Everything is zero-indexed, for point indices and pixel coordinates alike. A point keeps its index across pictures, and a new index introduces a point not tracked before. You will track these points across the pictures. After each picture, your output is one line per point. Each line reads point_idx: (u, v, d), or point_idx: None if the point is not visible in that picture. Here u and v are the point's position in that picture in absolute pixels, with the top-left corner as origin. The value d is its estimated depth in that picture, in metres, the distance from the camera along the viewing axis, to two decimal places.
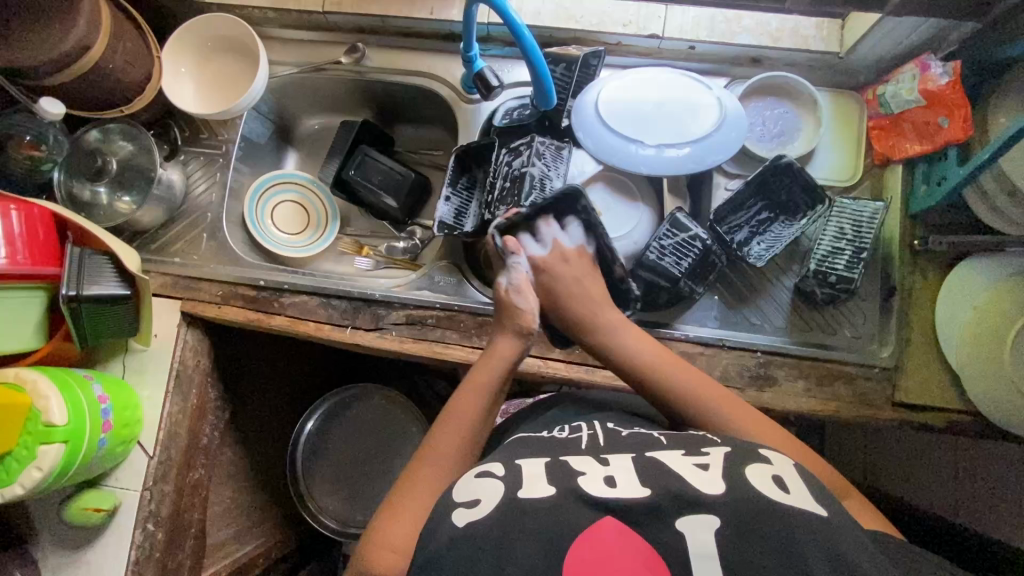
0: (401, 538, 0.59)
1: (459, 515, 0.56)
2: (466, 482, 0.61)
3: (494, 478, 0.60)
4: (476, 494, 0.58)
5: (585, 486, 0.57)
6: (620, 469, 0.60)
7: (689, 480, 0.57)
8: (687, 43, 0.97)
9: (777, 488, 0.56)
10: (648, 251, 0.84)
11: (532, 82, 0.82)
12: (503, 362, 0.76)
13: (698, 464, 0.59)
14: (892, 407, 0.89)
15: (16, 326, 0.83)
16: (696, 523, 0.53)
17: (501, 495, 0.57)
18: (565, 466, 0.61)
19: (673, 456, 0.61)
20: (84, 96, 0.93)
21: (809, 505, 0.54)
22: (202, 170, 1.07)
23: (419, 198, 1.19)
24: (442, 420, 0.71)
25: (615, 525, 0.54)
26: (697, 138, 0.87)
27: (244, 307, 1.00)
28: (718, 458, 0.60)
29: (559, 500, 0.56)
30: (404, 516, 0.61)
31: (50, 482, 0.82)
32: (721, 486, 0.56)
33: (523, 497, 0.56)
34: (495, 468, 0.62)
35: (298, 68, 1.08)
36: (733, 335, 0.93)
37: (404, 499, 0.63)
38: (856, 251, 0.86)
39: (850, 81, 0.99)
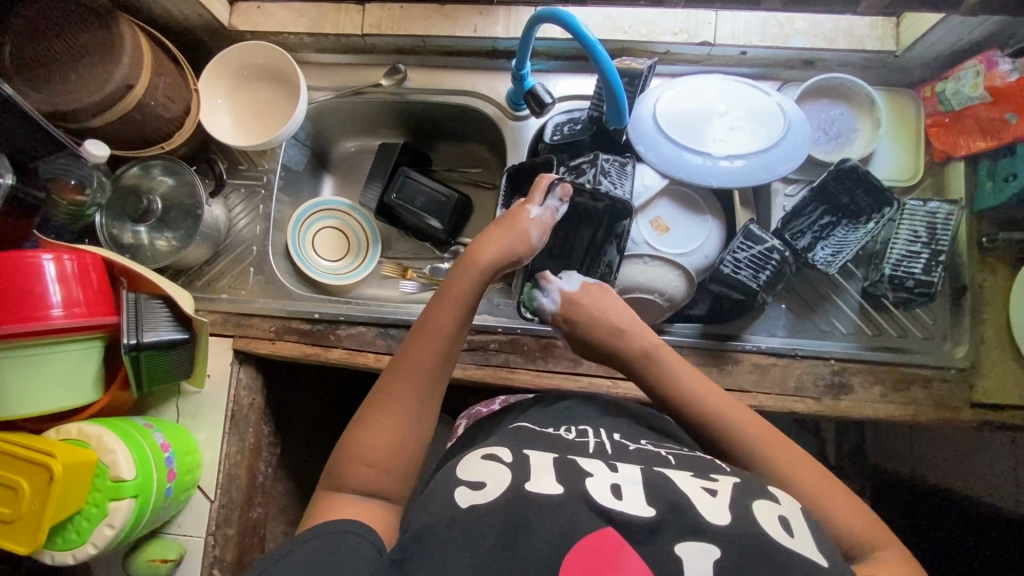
0: (376, 454, 0.60)
1: (462, 497, 0.54)
2: (471, 463, 0.59)
3: (500, 466, 0.58)
4: (482, 477, 0.56)
5: (592, 490, 0.55)
6: (629, 475, 0.57)
7: (697, 505, 0.53)
8: (738, 49, 0.95)
9: (783, 530, 0.52)
10: (722, 265, 0.82)
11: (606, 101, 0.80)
12: (481, 273, 0.69)
13: (707, 488, 0.56)
14: (970, 408, 0.88)
15: (76, 380, 0.80)
16: (698, 547, 0.49)
17: (507, 484, 0.55)
18: (573, 465, 0.59)
19: (682, 476, 0.58)
20: (126, 136, 0.90)
21: (814, 554, 0.50)
22: (243, 203, 1.04)
23: (462, 217, 1.16)
24: (419, 331, 0.66)
25: (617, 536, 0.51)
26: (765, 146, 0.85)
27: (299, 342, 0.97)
28: (728, 486, 0.57)
29: (567, 499, 0.53)
30: (376, 433, 0.61)
31: (122, 538, 0.79)
32: (729, 516, 0.52)
33: (531, 491, 0.54)
34: (502, 454, 0.61)
35: (335, 93, 1.05)
36: (804, 343, 0.92)
37: (380, 414, 0.62)
38: (934, 254, 0.84)
39: (903, 80, 0.98)
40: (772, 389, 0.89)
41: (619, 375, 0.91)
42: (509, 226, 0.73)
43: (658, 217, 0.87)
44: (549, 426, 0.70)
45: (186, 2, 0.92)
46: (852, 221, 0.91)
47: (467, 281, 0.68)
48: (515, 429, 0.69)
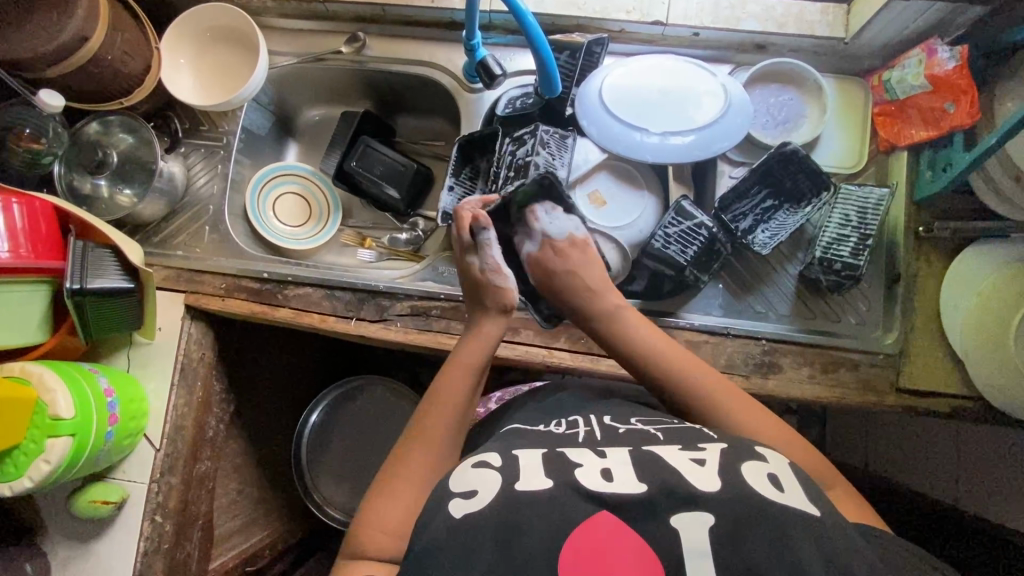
0: (397, 518, 0.59)
1: (456, 506, 0.55)
2: (463, 471, 0.60)
3: (489, 469, 0.59)
4: (474, 485, 0.57)
5: (582, 480, 0.56)
6: (616, 460, 0.59)
7: (687, 477, 0.55)
8: (690, 30, 0.96)
9: (772, 486, 0.55)
10: (652, 240, 0.84)
11: (538, 69, 0.82)
12: (487, 346, 0.76)
13: (695, 459, 0.58)
14: (896, 393, 0.90)
15: (20, 321, 0.83)
16: (691, 520, 0.52)
17: (498, 487, 0.56)
18: (562, 458, 0.60)
19: (670, 451, 0.60)
20: (83, 88, 0.92)
21: (803, 504, 0.53)
22: (203, 162, 1.06)
23: (421, 189, 1.18)
24: (431, 399, 0.70)
25: (612, 518, 0.53)
26: (703, 126, 0.86)
27: (248, 300, 1.00)
28: (715, 454, 0.58)
29: (557, 491, 0.55)
30: (395, 499, 0.61)
31: (59, 475, 0.82)
32: (718, 482, 0.55)
33: (521, 489, 0.55)
34: (493, 458, 0.61)
35: (297, 58, 1.07)
36: (738, 323, 0.93)
37: (394, 482, 0.62)
38: (862, 238, 0.86)
39: (854, 68, 0.98)
40: None
41: (555, 345, 0.93)
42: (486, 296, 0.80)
43: (595, 191, 0.89)
44: (540, 423, 0.72)
45: None
46: (793, 207, 0.92)
47: (479, 349, 0.75)
48: (509, 432, 0.71)
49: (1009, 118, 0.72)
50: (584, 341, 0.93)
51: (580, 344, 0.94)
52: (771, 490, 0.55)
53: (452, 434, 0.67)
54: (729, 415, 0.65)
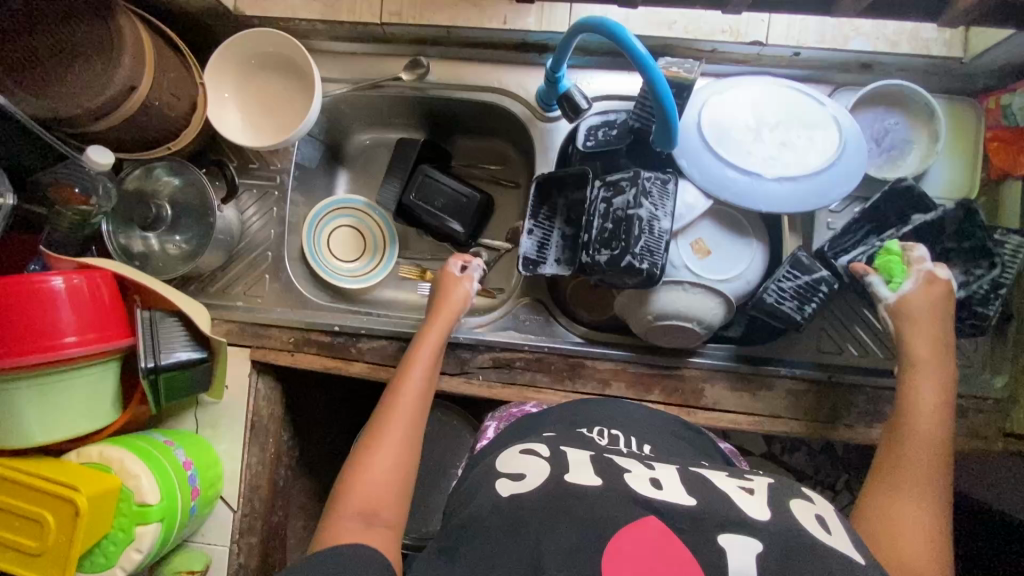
0: (382, 491, 0.62)
1: (502, 487, 0.58)
2: (511, 458, 0.62)
3: (538, 458, 0.61)
4: (522, 469, 0.59)
5: (630, 482, 0.56)
6: (667, 474, 0.59)
7: (736, 502, 0.53)
8: (791, 50, 0.88)
9: (819, 526, 0.52)
10: (764, 294, 0.78)
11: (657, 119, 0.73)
12: (441, 329, 0.82)
13: (743, 487, 0.57)
14: (1004, 438, 0.87)
15: (94, 404, 0.77)
16: (736, 540, 0.49)
17: (547, 475, 0.58)
18: (612, 462, 0.60)
19: (719, 476, 0.59)
20: (128, 138, 0.83)
21: (847, 548, 0.50)
22: (256, 205, 0.99)
23: (485, 218, 1.10)
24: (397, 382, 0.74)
25: (659, 524, 0.51)
26: (821, 168, 0.79)
27: (318, 355, 0.94)
28: (762, 485, 0.57)
29: (607, 490, 0.54)
30: (377, 469, 0.64)
31: (150, 559, 0.79)
32: (768, 511, 0.53)
33: (571, 481, 0.56)
34: (539, 448, 0.63)
35: (351, 86, 0.97)
36: (842, 370, 0.89)
37: (370, 455, 0.65)
38: (993, 287, 0.79)
39: (966, 87, 0.91)
40: (804, 415, 0.88)
41: (649, 397, 0.89)
42: (447, 302, 0.85)
43: (699, 239, 0.82)
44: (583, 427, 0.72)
45: None
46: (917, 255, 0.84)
47: (445, 326, 0.83)
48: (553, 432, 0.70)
49: None
50: (679, 392, 0.89)
51: (676, 397, 0.90)
52: None
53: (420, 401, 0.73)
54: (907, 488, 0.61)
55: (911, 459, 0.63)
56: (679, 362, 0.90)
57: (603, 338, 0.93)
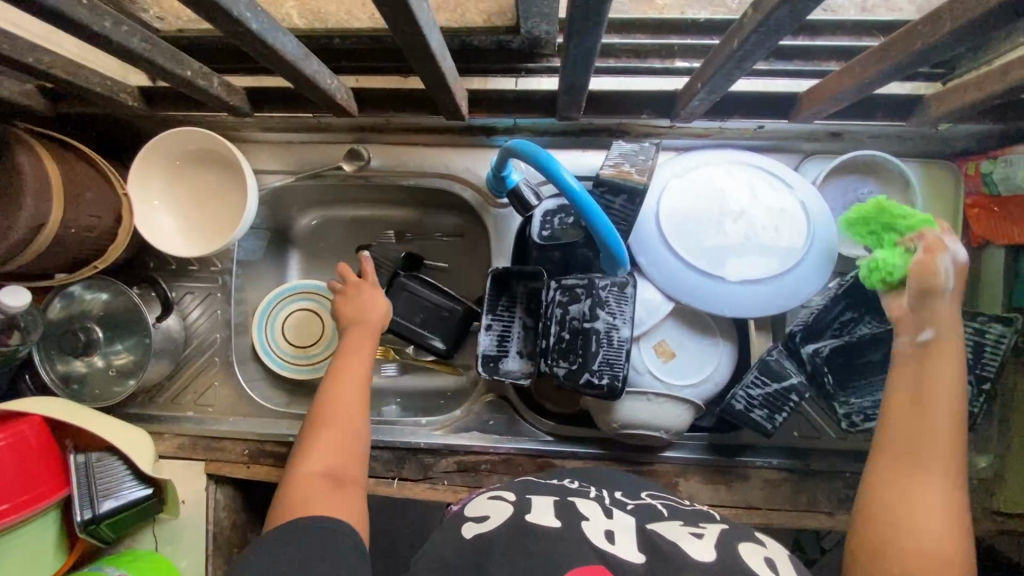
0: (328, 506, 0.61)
1: (468, 530, 0.60)
2: (480, 503, 0.64)
3: (503, 502, 0.63)
4: (487, 512, 0.61)
5: (586, 530, 0.57)
6: (621, 523, 0.59)
7: (682, 546, 0.55)
8: (754, 122, 0.82)
9: (767, 566, 0.53)
10: (732, 400, 0.74)
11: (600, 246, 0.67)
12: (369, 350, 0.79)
13: (692, 532, 0.58)
14: (991, 517, 0.84)
15: (35, 561, 0.73)
16: None
17: (506, 516, 0.60)
18: (572, 505, 0.61)
19: (671, 524, 0.59)
20: (47, 267, 0.77)
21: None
22: (201, 308, 0.94)
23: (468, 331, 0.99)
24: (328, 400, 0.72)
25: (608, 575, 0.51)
26: (788, 263, 0.74)
27: (274, 465, 0.90)
28: (713, 531, 0.58)
29: (564, 532, 0.56)
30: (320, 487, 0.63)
31: None
32: (713, 552, 0.54)
33: (532, 521, 0.58)
34: (507, 494, 0.65)
35: (290, 176, 0.91)
36: (819, 456, 0.86)
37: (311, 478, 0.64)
38: (977, 381, 0.74)
39: (943, 149, 0.85)
40: (783, 506, 0.85)
41: None
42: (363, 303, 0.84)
43: (662, 341, 0.77)
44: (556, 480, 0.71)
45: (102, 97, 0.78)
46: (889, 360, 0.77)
47: (362, 338, 0.80)
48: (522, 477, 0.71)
49: None
50: None
51: None
52: None
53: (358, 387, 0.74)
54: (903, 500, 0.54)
55: (909, 461, 0.56)
56: (651, 458, 0.86)
57: (570, 433, 0.88)
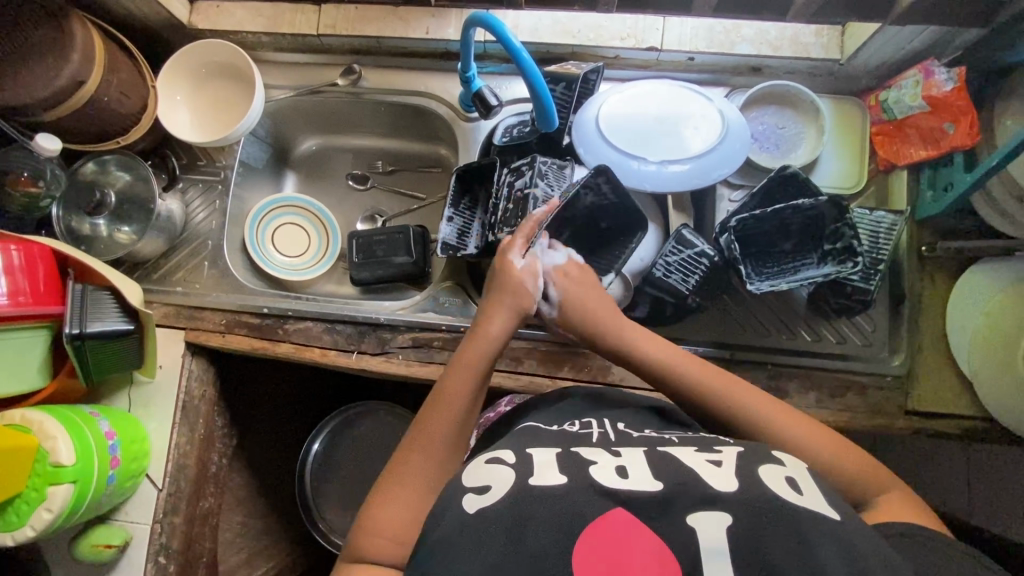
0: (399, 528, 0.59)
1: (469, 503, 0.54)
2: (477, 467, 0.58)
3: (502, 466, 0.57)
4: (488, 479, 0.56)
5: (596, 477, 0.54)
6: (633, 461, 0.57)
7: (704, 478, 0.53)
8: (685, 55, 0.96)
9: (791, 489, 0.52)
10: (653, 269, 0.84)
11: (533, 102, 0.82)
12: (492, 347, 0.73)
13: (710, 460, 0.56)
14: (905, 416, 0.88)
15: (19, 369, 0.83)
16: (708, 518, 0.50)
17: (511, 483, 0.54)
18: (576, 456, 0.58)
19: (686, 452, 0.58)
20: (79, 130, 0.92)
21: (823, 508, 0.50)
22: (201, 198, 1.07)
23: (426, 247, 1.13)
24: (438, 396, 0.69)
25: (625, 515, 0.51)
26: (702, 153, 0.86)
27: (247, 336, 0.99)
28: (731, 456, 0.56)
29: (571, 487, 0.53)
30: (399, 501, 0.61)
31: (62, 522, 0.81)
32: (736, 483, 0.52)
33: (533, 484, 0.54)
34: (506, 454, 0.60)
35: (293, 91, 1.07)
36: (745, 348, 0.92)
37: (403, 486, 0.62)
38: (873, 262, 0.83)
39: (851, 87, 0.98)
40: None
41: (559, 375, 0.93)
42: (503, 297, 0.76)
43: None
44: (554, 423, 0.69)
45: None
46: (800, 249, 0.87)
47: (490, 343, 0.73)
48: (522, 428, 0.67)
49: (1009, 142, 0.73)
50: (587, 369, 0.92)
51: (584, 373, 0.93)
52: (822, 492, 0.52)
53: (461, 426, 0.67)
54: (781, 426, 0.64)
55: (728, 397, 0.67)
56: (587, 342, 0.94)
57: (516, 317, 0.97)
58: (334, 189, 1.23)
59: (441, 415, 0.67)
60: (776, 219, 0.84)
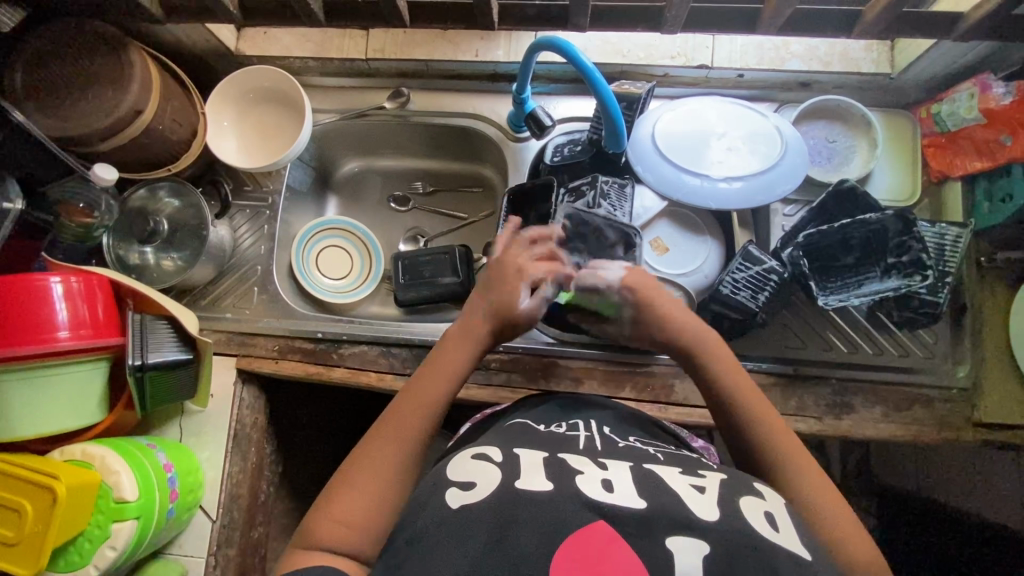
0: (351, 513, 0.57)
1: (452, 498, 0.53)
2: (463, 463, 0.58)
3: (490, 466, 0.56)
4: (473, 477, 0.55)
5: (584, 486, 0.52)
6: (620, 474, 0.55)
7: (686, 502, 0.51)
8: (735, 72, 0.97)
9: (768, 525, 0.50)
10: (720, 286, 0.84)
11: (605, 125, 0.83)
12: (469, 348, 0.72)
13: (695, 485, 0.54)
14: (973, 428, 0.88)
15: (80, 402, 0.81)
16: (687, 544, 0.48)
17: (499, 483, 0.53)
18: (565, 464, 0.56)
19: (672, 473, 0.57)
20: (133, 157, 0.92)
21: (795, 548, 0.49)
22: (248, 223, 1.06)
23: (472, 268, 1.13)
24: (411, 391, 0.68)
25: (609, 530, 0.48)
26: (761, 169, 0.86)
27: (301, 361, 0.98)
28: (715, 483, 0.55)
29: (559, 495, 0.51)
30: (354, 487, 0.59)
31: (124, 560, 0.79)
32: (718, 512, 0.50)
33: (522, 488, 0.52)
34: (493, 453, 0.59)
35: (339, 115, 1.07)
36: (807, 362, 0.91)
37: (362, 470, 0.60)
38: (941, 274, 0.83)
39: (899, 100, 0.99)
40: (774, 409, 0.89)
41: (621, 395, 0.92)
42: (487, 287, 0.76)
43: (657, 238, 0.92)
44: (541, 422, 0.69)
45: (194, 27, 0.94)
46: (862, 263, 0.86)
47: (463, 343, 0.72)
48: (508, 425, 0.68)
49: None
50: (650, 389, 0.92)
51: (646, 393, 0.92)
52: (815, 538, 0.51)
53: (420, 423, 0.65)
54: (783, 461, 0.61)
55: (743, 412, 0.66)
56: (648, 359, 0.93)
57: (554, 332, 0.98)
58: (375, 210, 1.22)
59: (404, 413, 0.66)
60: (840, 232, 0.84)
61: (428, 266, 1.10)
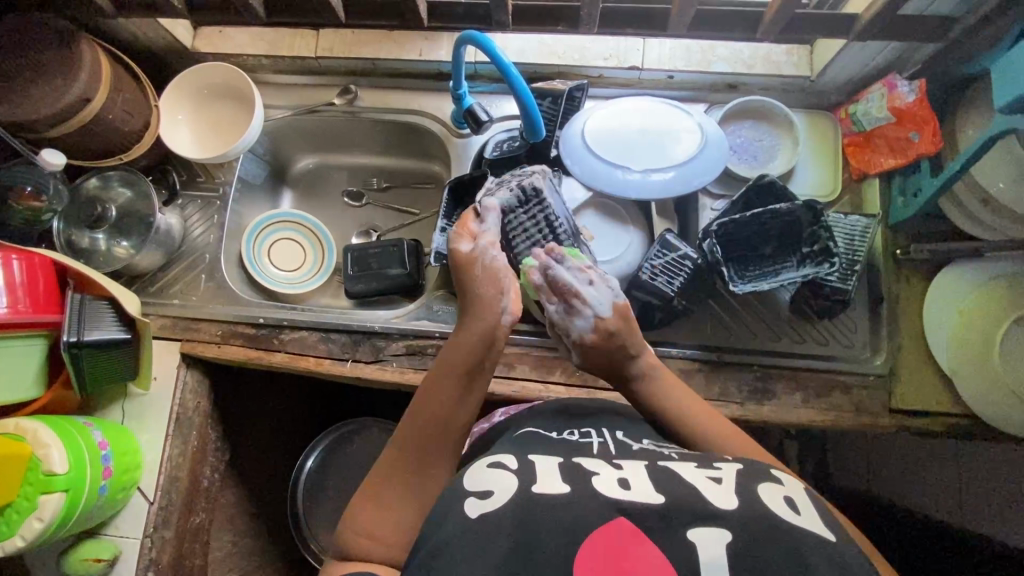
0: (380, 526, 0.59)
1: (472, 507, 0.52)
2: (477, 472, 0.57)
3: (505, 472, 0.56)
4: (489, 485, 0.54)
5: (598, 485, 0.53)
6: (635, 471, 0.56)
7: (703, 491, 0.51)
8: (665, 73, 1.02)
9: (789, 509, 0.50)
10: (640, 272, 0.89)
11: (521, 115, 0.87)
12: (477, 343, 0.71)
13: (710, 476, 0.54)
14: (890, 414, 0.91)
15: (16, 378, 0.84)
16: (707, 533, 0.47)
17: (514, 488, 0.53)
18: None
19: (687, 467, 0.56)
20: (84, 146, 0.96)
21: (819, 529, 0.49)
22: (199, 214, 1.09)
23: (419, 261, 1.16)
24: (422, 395, 0.68)
25: (630, 526, 0.48)
26: (682, 162, 0.90)
27: (244, 345, 1.01)
28: (730, 471, 0.55)
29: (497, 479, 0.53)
30: (385, 500, 0.60)
31: (51, 533, 0.81)
32: (736, 501, 0.50)
33: (538, 492, 0.52)
34: (507, 460, 0.59)
35: (291, 111, 1.12)
36: (728, 349, 0.94)
37: (387, 483, 0.62)
38: (849, 262, 0.87)
39: (822, 102, 1.03)
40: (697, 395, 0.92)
41: (551, 380, 0.94)
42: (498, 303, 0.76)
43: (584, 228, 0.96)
44: (553, 430, 0.68)
45: (148, 24, 0.99)
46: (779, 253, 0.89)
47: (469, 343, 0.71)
48: (522, 433, 0.67)
49: (984, 133, 0.76)
50: (579, 374, 0.94)
51: (575, 378, 0.94)
52: (820, 514, 0.51)
53: (445, 420, 0.66)
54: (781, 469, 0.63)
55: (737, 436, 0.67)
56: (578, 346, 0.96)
57: None
58: (329, 205, 1.26)
59: (419, 410, 0.66)
60: (765, 226, 0.88)
61: (375, 258, 1.13)
